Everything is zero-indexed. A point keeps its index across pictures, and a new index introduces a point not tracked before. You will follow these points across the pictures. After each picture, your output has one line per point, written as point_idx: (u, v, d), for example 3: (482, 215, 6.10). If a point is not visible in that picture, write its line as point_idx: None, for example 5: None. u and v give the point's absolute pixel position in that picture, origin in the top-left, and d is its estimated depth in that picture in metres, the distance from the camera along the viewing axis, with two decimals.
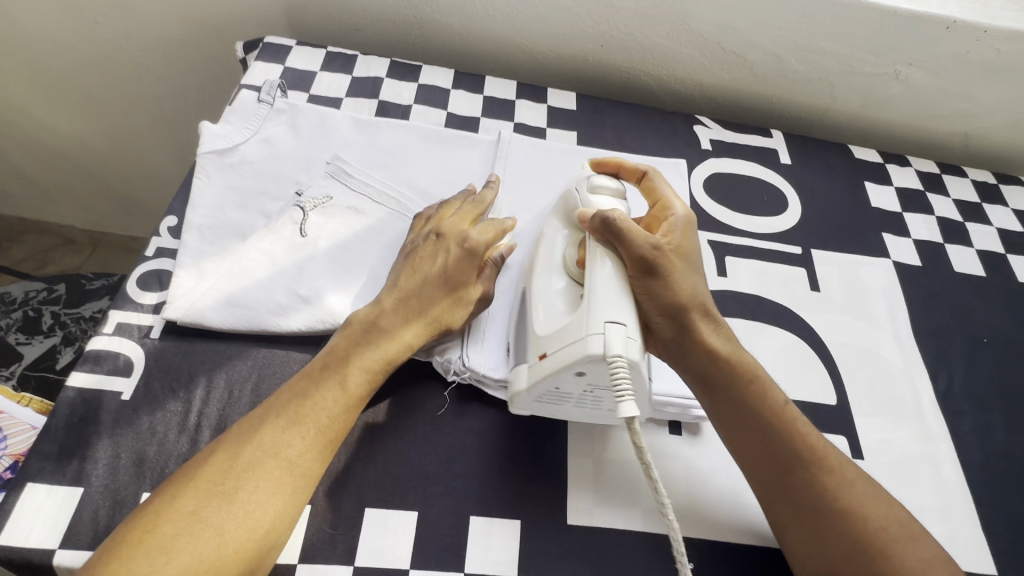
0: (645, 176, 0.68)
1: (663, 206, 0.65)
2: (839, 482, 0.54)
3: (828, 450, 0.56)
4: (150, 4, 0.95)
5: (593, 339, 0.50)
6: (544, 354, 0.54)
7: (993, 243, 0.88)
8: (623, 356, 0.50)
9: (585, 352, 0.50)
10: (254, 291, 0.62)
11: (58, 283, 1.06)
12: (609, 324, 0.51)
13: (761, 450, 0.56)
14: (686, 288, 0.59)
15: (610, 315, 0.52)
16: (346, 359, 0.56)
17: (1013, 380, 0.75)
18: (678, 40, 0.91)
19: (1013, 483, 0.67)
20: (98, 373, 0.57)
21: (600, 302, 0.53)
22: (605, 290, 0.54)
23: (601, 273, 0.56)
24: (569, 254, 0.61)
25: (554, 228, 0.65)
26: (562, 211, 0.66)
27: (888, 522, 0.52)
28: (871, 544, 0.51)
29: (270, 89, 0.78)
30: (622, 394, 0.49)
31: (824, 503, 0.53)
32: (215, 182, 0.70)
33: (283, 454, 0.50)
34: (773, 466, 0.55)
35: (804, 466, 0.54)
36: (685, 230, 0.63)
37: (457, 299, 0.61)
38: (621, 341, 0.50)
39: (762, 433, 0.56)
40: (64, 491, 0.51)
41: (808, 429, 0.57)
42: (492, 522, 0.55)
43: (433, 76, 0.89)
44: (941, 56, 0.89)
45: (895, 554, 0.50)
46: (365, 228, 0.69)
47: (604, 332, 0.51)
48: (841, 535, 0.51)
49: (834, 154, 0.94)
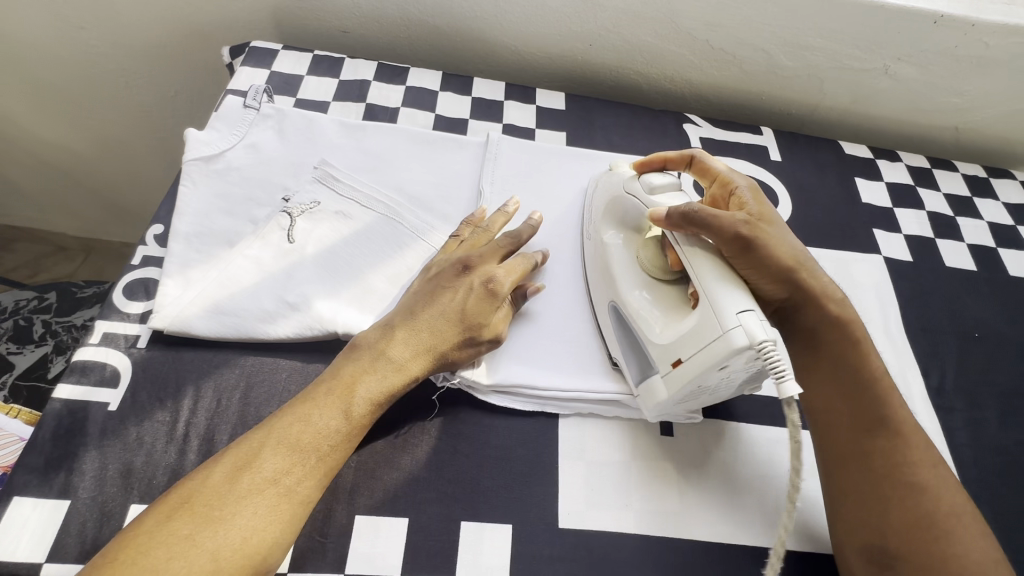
0: (693, 160, 0.68)
1: (726, 184, 0.66)
2: (920, 460, 0.55)
3: (917, 430, 0.57)
4: (135, 11, 0.94)
5: (735, 331, 0.50)
6: (679, 359, 0.55)
7: (984, 237, 0.88)
8: (769, 339, 0.50)
9: (731, 347, 0.50)
10: (242, 299, 0.62)
11: (49, 292, 1.05)
12: (743, 312, 0.51)
13: (852, 416, 0.57)
14: (785, 250, 0.59)
15: (739, 304, 0.52)
16: (351, 386, 0.54)
17: (1004, 375, 0.75)
18: (666, 38, 0.91)
19: (1005, 478, 0.67)
20: (84, 384, 0.57)
21: (721, 294, 0.53)
22: (714, 279, 0.54)
23: (703, 267, 0.55)
24: (645, 258, 0.63)
25: (612, 234, 0.67)
26: (615, 215, 0.68)
27: (957, 509, 0.52)
28: (937, 522, 0.51)
29: (256, 95, 0.78)
30: (782, 375, 0.50)
31: (899, 474, 0.54)
32: (201, 189, 0.69)
33: (281, 483, 0.49)
34: (859, 433, 0.57)
35: (889, 436, 0.56)
36: (758, 198, 0.64)
37: (470, 338, 0.59)
38: (758, 325, 0.50)
39: (857, 401, 0.58)
40: (51, 504, 0.51)
41: (901, 404, 0.58)
42: (483, 527, 0.55)
43: (420, 78, 0.89)
44: (930, 50, 0.89)
45: (960, 534, 0.51)
46: (353, 233, 0.69)
47: (740, 323, 0.50)
48: (907, 507, 0.52)
49: (824, 150, 0.94)
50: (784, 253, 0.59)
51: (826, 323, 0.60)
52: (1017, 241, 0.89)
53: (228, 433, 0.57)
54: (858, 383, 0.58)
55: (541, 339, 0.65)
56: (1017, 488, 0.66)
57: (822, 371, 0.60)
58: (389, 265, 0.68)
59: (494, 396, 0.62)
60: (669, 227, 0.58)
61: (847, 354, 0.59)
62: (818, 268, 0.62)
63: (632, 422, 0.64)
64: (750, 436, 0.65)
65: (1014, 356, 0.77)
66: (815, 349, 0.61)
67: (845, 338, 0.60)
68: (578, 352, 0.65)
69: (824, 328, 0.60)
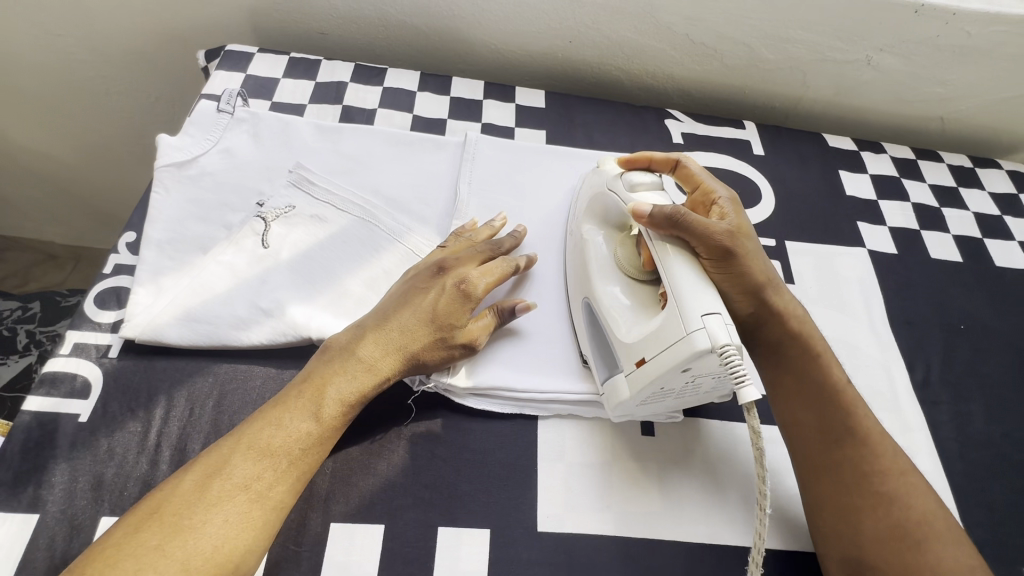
0: (678, 165, 0.66)
1: (706, 191, 0.64)
2: (886, 467, 0.55)
3: (884, 437, 0.57)
4: (109, 17, 0.93)
5: (698, 334, 0.49)
6: (642, 359, 0.54)
7: (970, 228, 0.88)
8: (732, 344, 0.49)
9: (693, 348, 0.49)
10: (215, 306, 0.61)
11: (33, 302, 1.04)
12: (708, 316, 0.50)
13: (814, 425, 0.57)
14: (759, 268, 0.59)
15: (705, 307, 0.51)
16: (321, 387, 0.54)
17: (990, 366, 0.74)
18: (646, 34, 0.90)
19: (991, 470, 0.66)
20: (54, 396, 0.56)
21: (689, 296, 0.52)
22: (686, 280, 0.53)
23: (673, 264, 0.54)
24: (621, 256, 0.62)
25: (592, 229, 0.66)
26: (596, 212, 0.67)
27: (930, 514, 0.53)
28: (911, 531, 0.52)
29: (230, 98, 0.77)
30: (741, 380, 0.49)
31: (867, 483, 0.54)
32: (173, 196, 0.68)
33: (254, 487, 0.47)
34: (827, 443, 0.56)
35: (855, 445, 0.56)
36: (737, 210, 0.63)
37: (438, 342, 0.58)
38: (723, 329, 0.49)
39: (824, 409, 0.57)
40: (20, 519, 0.50)
41: (868, 415, 0.58)
42: (460, 532, 0.55)
43: (398, 79, 0.88)
44: (911, 41, 0.88)
45: (934, 543, 0.51)
46: (329, 236, 0.68)
47: (705, 326, 0.50)
48: (878, 517, 0.53)
49: (807, 143, 0.93)
50: (758, 270, 0.59)
51: (791, 335, 0.60)
52: (1004, 231, 0.88)
53: (200, 442, 0.56)
54: (827, 393, 0.58)
55: (518, 343, 0.64)
56: (1004, 481, 0.66)
57: (789, 382, 0.60)
58: (365, 269, 0.67)
59: (471, 400, 0.61)
60: (653, 225, 0.56)
61: (819, 362, 0.59)
62: (788, 287, 0.62)
63: (613, 423, 0.63)
64: (732, 434, 0.64)
65: (1000, 348, 0.76)
66: (783, 363, 0.60)
67: (813, 349, 0.59)
68: (557, 353, 0.64)
69: (790, 342, 0.60)
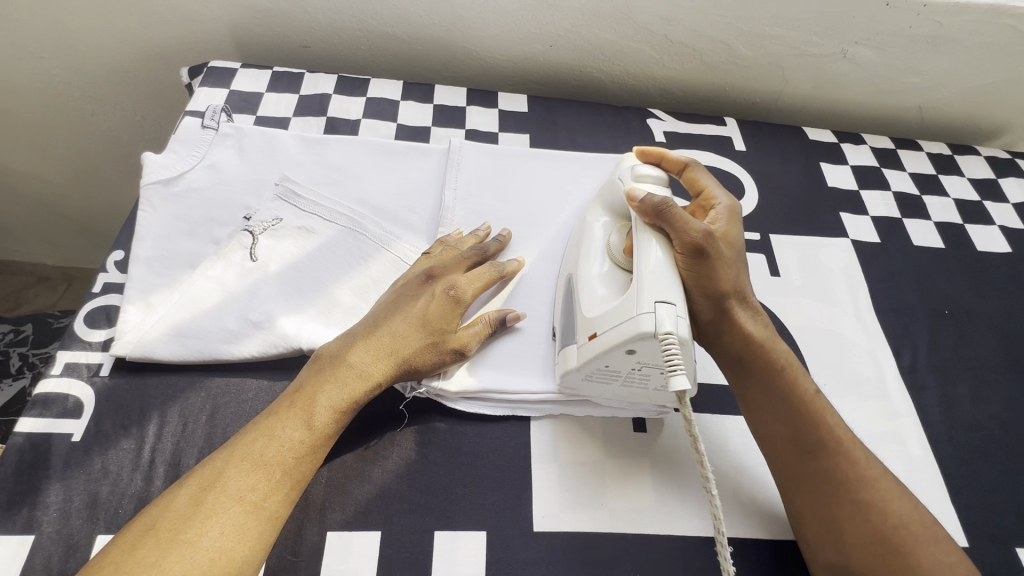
0: (687, 168, 0.67)
1: (708, 197, 0.65)
2: (864, 476, 0.55)
3: (856, 444, 0.57)
4: (92, 37, 0.93)
5: (644, 317, 0.50)
6: (595, 333, 0.55)
7: (951, 214, 0.89)
8: (674, 334, 0.49)
9: (637, 329, 0.50)
10: (204, 320, 0.61)
11: (25, 324, 1.03)
12: (659, 303, 0.51)
13: (788, 437, 0.58)
14: (730, 274, 0.59)
15: (661, 294, 0.51)
16: (312, 398, 0.54)
17: (975, 349, 0.75)
18: (626, 36, 0.91)
19: (980, 453, 0.67)
20: (46, 417, 0.57)
21: (650, 281, 0.52)
22: (655, 268, 0.54)
23: (650, 251, 0.55)
24: (614, 242, 0.62)
25: (597, 212, 0.66)
26: (606, 198, 0.66)
27: (908, 518, 0.53)
28: (890, 535, 0.52)
29: (214, 113, 0.77)
30: (674, 369, 0.48)
31: (844, 492, 0.54)
32: (161, 213, 0.69)
33: (248, 498, 0.48)
34: (801, 455, 0.57)
35: (829, 456, 0.56)
36: (732, 217, 0.64)
37: (416, 356, 0.58)
38: (672, 319, 0.50)
39: (794, 419, 0.58)
40: (15, 541, 0.50)
41: (837, 420, 0.58)
42: (456, 535, 0.55)
43: (381, 89, 0.89)
44: (884, 33, 0.89)
45: (913, 545, 0.52)
46: (316, 247, 0.68)
47: (654, 310, 0.51)
48: (856, 523, 0.53)
49: (788, 137, 0.94)
50: (726, 277, 0.58)
51: (753, 346, 0.60)
52: (984, 217, 0.89)
53: (194, 456, 0.56)
54: (794, 401, 0.58)
55: (509, 346, 0.65)
56: (993, 462, 0.66)
57: (758, 397, 0.60)
58: (354, 279, 0.67)
59: (463, 403, 0.62)
60: (641, 212, 0.58)
61: (784, 374, 0.59)
62: (753, 296, 0.62)
63: (605, 420, 0.63)
64: (723, 427, 0.65)
65: (984, 331, 0.77)
66: (750, 376, 0.60)
67: (776, 362, 0.60)
68: (545, 354, 0.65)
69: (753, 356, 0.60)
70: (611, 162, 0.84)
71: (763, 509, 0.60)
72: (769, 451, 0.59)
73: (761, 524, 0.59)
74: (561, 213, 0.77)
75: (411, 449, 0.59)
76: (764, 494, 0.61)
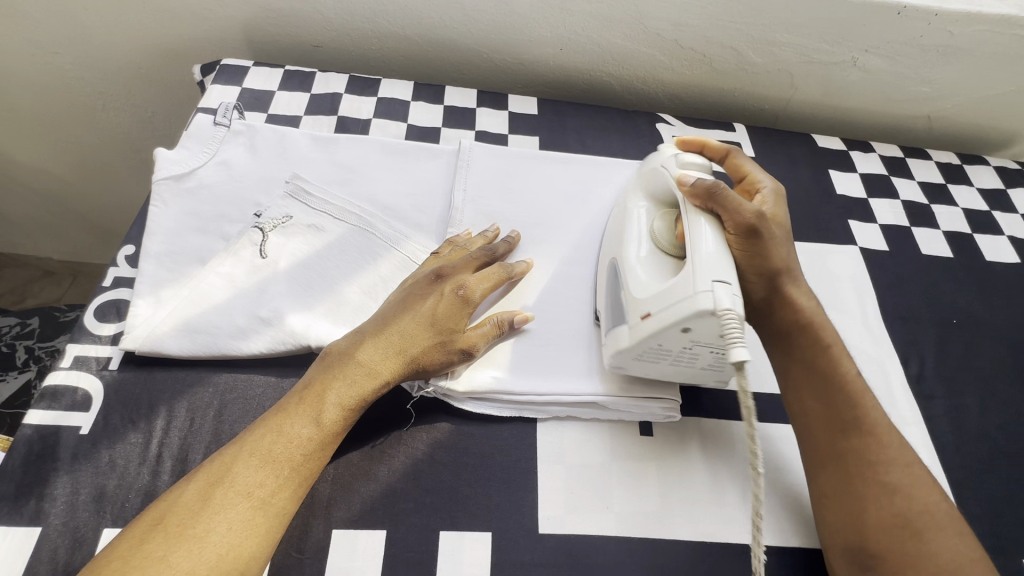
0: (729, 155, 0.68)
1: (752, 180, 0.67)
2: (891, 458, 0.56)
3: (890, 430, 0.57)
4: (105, 33, 0.94)
5: (703, 295, 0.51)
6: (647, 314, 0.55)
7: (960, 224, 0.89)
8: (733, 310, 0.50)
9: (696, 308, 0.51)
10: (213, 316, 0.61)
11: (32, 317, 1.02)
12: (717, 282, 0.51)
13: (821, 414, 0.59)
14: (782, 253, 0.60)
15: (717, 274, 0.52)
16: (321, 394, 0.54)
17: (982, 359, 0.75)
18: (636, 41, 0.92)
19: (988, 462, 0.67)
20: (55, 409, 0.57)
21: (704, 261, 0.53)
22: (704, 246, 0.54)
23: (701, 233, 0.55)
24: (659, 228, 0.62)
25: (637, 200, 0.67)
26: (647, 185, 0.67)
27: (933, 507, 0.53)
28: (912, 520, 0.52)
29: (226, 111, 0.78)
30: (735, 343, 0.49)
31: (870, 472, 0.55)
32: (172, 209, 0.69)
33: (255, 494, 0.48)
34: (834, 432, 0.57)
35: (860, 436, 0.57)
36: (778, 200, 0.65)
37: (445, 343, 0.59)
38: (729, 297, 0.50)
39: (829, 403, 0.58)
40: (21, 533, 0.50)
41: (874, 405, 0.58)
42: (461, 536, 0.55)
43: (393, 89, 0.89)
44: (894, 42, 0.89)
45: (935, 534, 0.52)
46: (327, 246, 0.68)
47: (712, 289, 0.51)
48: (879, 506, 0.53)
49: (797, 144, 0.95)
50: (780, 255, 0.59)
51: (804, 322, 0.61)
52: (992, 227, 0.89)
53: (202, 451, 0.57)
54: (832, 388, 0.59)
55: (517, 347, 0.65)
56: (1000, 472, 0.66)
57: (799, 375, 0.61)
58: (363, 276, 0.67)
59: (470, 404, 0.62)
60: (691, 195, 0.58)
61: (827, 357, 0.60)
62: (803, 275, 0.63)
63: (610, 422, 0.64)
64: (729, 434, 0.64)
65: (992, 341, 0.77)
66: (793, 353, 0.61)
67: (820, 340, 0.60)
68: (561, 355, 0.65)
69: (799, 330, 0.61)
70: (619, 164, 0.84)
71: (771, 517, 0.60)
72: (804, 432, 0.60)
73: (768, 532, 0.59)
74: (569, 216, 0.77)
75: (420, 449, 0.59)
76: (769, 500, 0.61)
